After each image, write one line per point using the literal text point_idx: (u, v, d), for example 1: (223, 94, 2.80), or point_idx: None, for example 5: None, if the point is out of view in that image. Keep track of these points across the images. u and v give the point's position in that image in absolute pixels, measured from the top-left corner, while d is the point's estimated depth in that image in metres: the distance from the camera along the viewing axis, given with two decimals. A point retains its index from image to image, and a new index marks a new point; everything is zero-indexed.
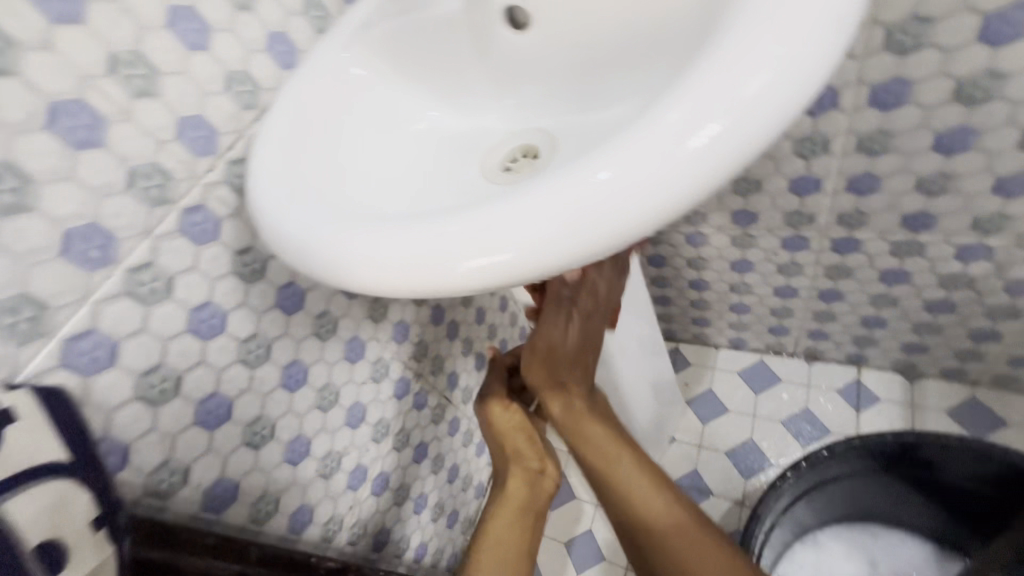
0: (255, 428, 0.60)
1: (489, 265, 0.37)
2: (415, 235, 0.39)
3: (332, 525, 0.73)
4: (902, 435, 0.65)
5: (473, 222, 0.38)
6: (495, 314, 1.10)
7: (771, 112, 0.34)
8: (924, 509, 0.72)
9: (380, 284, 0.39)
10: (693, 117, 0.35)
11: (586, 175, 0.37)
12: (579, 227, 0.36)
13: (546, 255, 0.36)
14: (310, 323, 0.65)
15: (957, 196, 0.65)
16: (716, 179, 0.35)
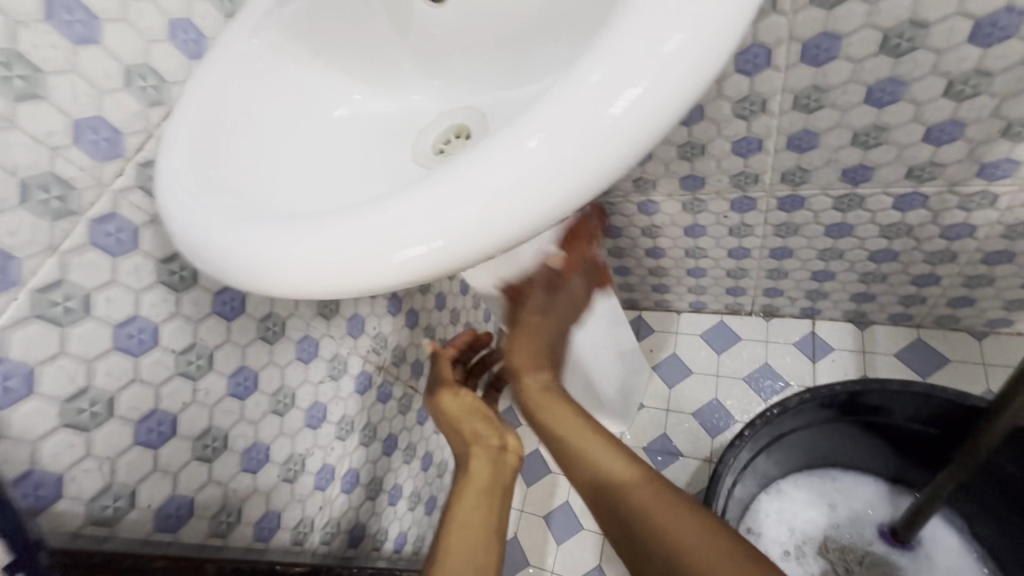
0: (206, 441, 0.58)
1: (424, 256, 0.35)
2: (337, 230, 0.37)
3: (303, 528, 0.72)
4: (851, 385, 0.67)
5: (402, 211, 0.36)
6: (457, 298, 1.09)
7: (690, 70, 0.34)
8: (874, 450, 0.75)
9: (307, 287, 0.37)
10: (613, 82, 0.34)
11: (512, 150, 0.35)
12: (511, 210, 0.35)
13: (481, 241, 0.35)
14: (255, 327, 0.62)
15: (892, 147, 0.66)
16: (642, 146, 0.35)
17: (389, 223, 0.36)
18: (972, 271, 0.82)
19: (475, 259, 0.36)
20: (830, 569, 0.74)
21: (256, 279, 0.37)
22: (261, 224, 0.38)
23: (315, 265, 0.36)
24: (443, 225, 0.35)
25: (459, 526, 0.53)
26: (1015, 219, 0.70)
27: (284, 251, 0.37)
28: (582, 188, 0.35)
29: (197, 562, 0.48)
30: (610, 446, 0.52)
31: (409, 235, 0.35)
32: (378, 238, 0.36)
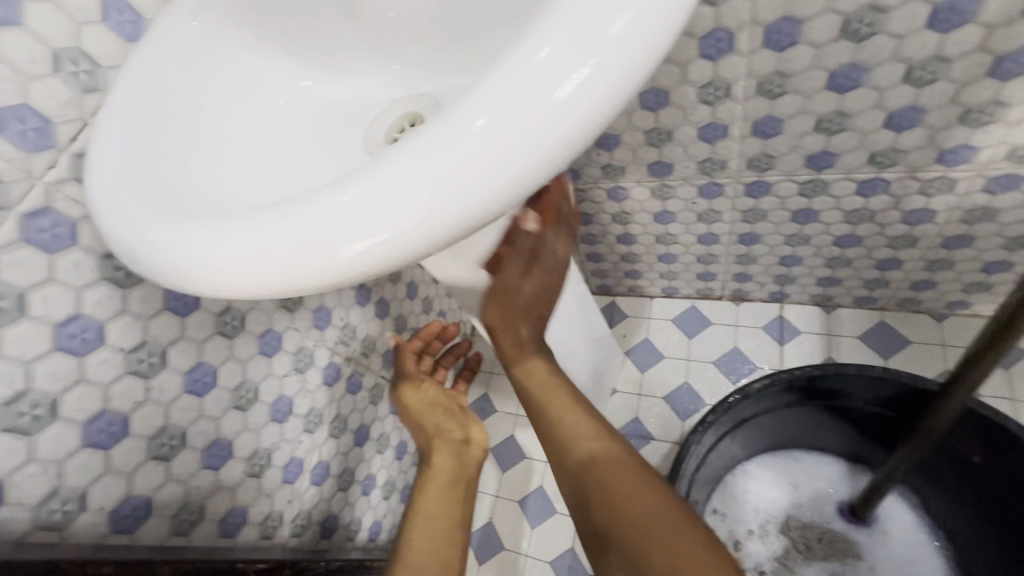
0: (162, 440, 0.56)
1: (371, 247, 0.34)
2: (278, 224, 0.35)
3: (271, 522, 0.72)
4: (810, 370, 0.68)
5: (345, 201, 0.35)
6: (429, 286, 1.08)
7: (636, 52, 0.33)
8: (834, 431, 0.77)
9: (248, 285, 0.35)
10: (558, 64, 0.33)
11: (456, 136, 0.34)
12: (459, 198, 0.34)
13: (429, 231, 0.34)
14: (212, 322, 0.61)
15: (854, 133, 0.66)
16: (589, 129, 0.34)
17: (332, 215, 0.35)
18: (933, 255, 0.83)
19: (424, 250, 0.35)
20: (791, 546, 0.77)
21: (194, 279, 0.36)
22: (197, 222, 0.37)
23: (255, 261, 0.35)
24: (387, 215, 0.34)
25: (420, 520, 0.53)
26: (973, 204, 0.71)
27: (223, 248, 0.35)
28: (530, 173, 0.34)
29: (151, 564, 0.46)
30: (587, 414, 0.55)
31: (353, 227, 0.34)
32: (320, 231, 0.34)
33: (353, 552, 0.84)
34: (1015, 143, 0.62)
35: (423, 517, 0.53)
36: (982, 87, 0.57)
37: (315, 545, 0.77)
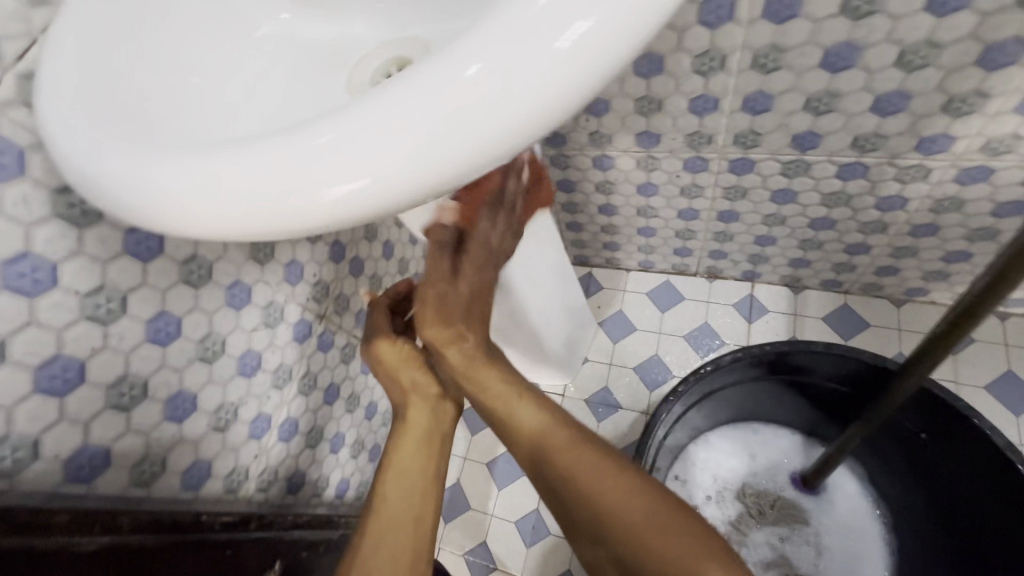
0: (122, 389, 0.54)
1: (355, 194, 0.33)
2: (253, 162, 0.33)
3: (236, 476, 0.70)
4: (779, 345, 0.70)
5: (325, 142, 0.33)
6: (405, 248, 1.06)
7: (643, 7, 0.32)
8: (794, 407, 0.80)
9: (218, 224, 0.33)
10: (559, 13, 0.31)
11: (446, 81, 0.32)
12: (450, 150, 0.32)
13: (416, 183, 0.33)
14: (175, 269, 0.58)
15: (840, 115, 0.66)
16: (587, 86, 0.33)
17: (312, 155, 0.33)
18: (899, 242, 0.86)
19: (410, 199, 0.34)
20: (745, 512, 0.81)
21: (157, 213, 0.33)
22: (162, 153, 0.34)
23: (226, 199, 0.33)
24: (371, 160, 0.32)
25: (394, 483, 0.51)
26: (944, 193, 0.73)
27: (189, 182, 0.33)
28: (523, 128, 0.33)
29: (113, 513, 0.44)
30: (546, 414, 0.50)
31: (334, 169, 0.32)
32: (299, 173, 0.32)
33: (319, 508, 0.84)
34: (990, 135, 0.63)
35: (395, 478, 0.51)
36: (968, 76, 0.58)
37: (281, 500, 0.77)
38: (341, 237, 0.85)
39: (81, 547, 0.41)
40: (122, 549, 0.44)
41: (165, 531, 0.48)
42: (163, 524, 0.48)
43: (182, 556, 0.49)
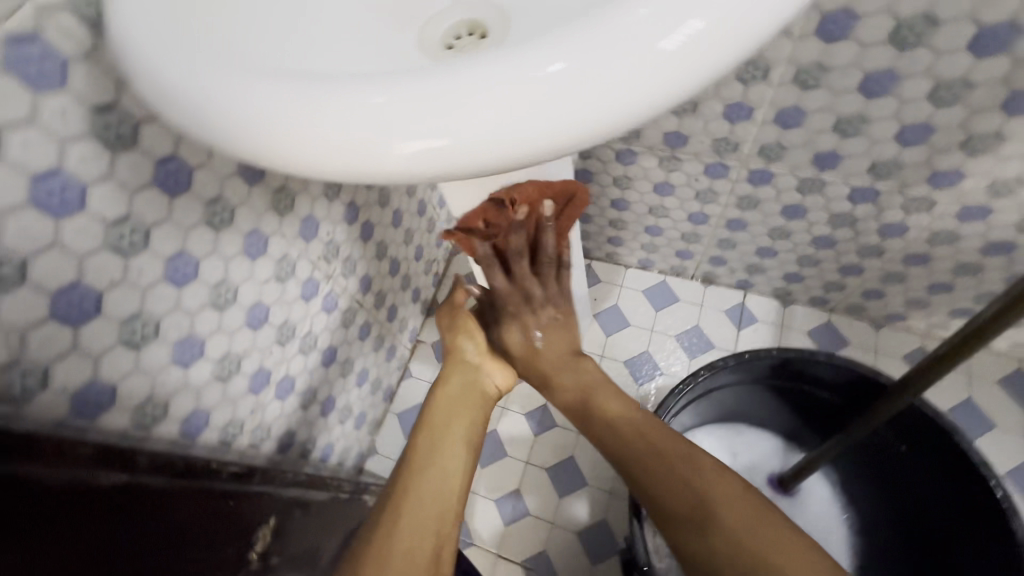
0: (135, 326, 0.51)
1: (433, 151, 0.32)
2: (328, 97, 0.32)
3: (232, 429, 0.69)
4: (785, 351, 0.73)
5: (405, 93, 0.32)
6: (412, 218, 1.04)
7: (738, 29, 0.32)
8: (783, 411, 0.84)
9: (288, 155, 0.33)
10: (670, 12, 0.32)
11: (537, 60, 0.31)
12: (537, 125, 0.32)
13: (496, 153, 0.33)
14: (199, 209, 0.55)
15: (865, 139, 0.69)
16: (669, 94, 0.33)
17: (393, 101, 0.32)
18: (890, 269, 0.91)
19: (477, 166, 0.34)
20: None
21: (226, 133, 0.33)
22: (234, 70, 0.33)
23: (297, 129, 0.32)
24: (456, 120, 0.32)
25: (433, 433, 0.51)
26: (942, 226, 0.78)
27: (263, 106, 0.32)
28: (613, 117, 0.33)
29: (130, 451, 0.44)
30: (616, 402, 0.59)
31: (417, 122, 0.32)
32: (375, 117, 0.32)
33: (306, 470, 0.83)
34: (996, 177, 0.68)
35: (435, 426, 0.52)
36: (990, 117, 0.61)
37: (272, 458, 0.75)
38: (356, 199, 0.83)
39: (105, 480, 0.41)
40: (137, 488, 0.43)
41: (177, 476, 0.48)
42: (177, 469, 0.49)
43: (191, 505, 0.49)
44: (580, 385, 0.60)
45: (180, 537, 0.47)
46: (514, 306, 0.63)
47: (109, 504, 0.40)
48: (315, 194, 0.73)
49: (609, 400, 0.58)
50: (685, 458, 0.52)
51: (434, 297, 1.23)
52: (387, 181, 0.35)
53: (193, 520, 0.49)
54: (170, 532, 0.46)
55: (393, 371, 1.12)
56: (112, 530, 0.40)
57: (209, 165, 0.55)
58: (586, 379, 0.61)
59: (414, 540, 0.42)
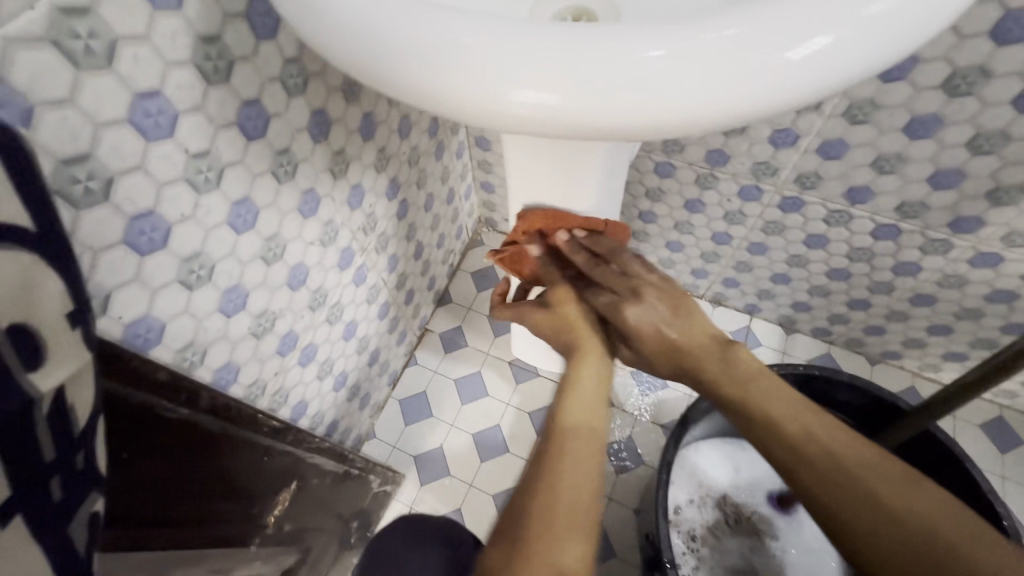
0: (193, 266, 0.50)
1: (529, 108, 0.33)
2: (422, 16, 0.32)
3: (255, 389, 0.67)
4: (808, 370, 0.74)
5: (492, 34, 0.32)
6: (441, 204, 1.04)
7: (825, 68, 0.32)
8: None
9: (371, 63, 0.34)
10: (770, 30, 0.31)
11: (630, 40, 0.31)
12: (637, 104, 0.32)
13: (589, 122, 0.33)
14: (268, 158, 0.55)
15: (899, 178, 0.73)
16: (739, 108, 0.33)
17: (478, 37, 0.32)
18: (897, 306, 0.96)
19: (537, 125, 0.34)
20: (721, 518, 0.86)
21: (327, 37, 0.34)
22: None
23: (382, 41, 0.33)
24: (536, 73, 0.31)
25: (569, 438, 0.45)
26: (954, 269, 0.83)
27: (364, 17, 0.33)
28: (712, 111, 0.33)
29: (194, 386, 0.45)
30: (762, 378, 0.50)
31: (504, 67, 0.32)
32: (455, 48, 0.32)
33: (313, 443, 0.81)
34: (1013, 228, 0.73)
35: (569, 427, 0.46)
36: (1019, 170, 0.66)
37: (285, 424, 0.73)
38: (399, 175, 0.83)
39: (165, 414, 0.42)
40: (191, 426, 0.45)
41: (227, 422, 0.49)
42: (229, 414, 0.50)
43: (231, 452, 0.50)
44: (711, 359, 0.52)
45: (218, 483, 0.49)
46: (616, 307, 0.54)
47: (164, 442, 0.42)
48: (366, 163, 0.73)
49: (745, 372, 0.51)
50: (840, 438, 0.46)
51: (446, 288, 1.22)
52: (475, 121, 0.35)
53: (231, 468, 0.51)
54: (211, 475, 0.48)
55: (400, 356, 1.11)
56: (167, 469, 0.42)
57: (284, 115, 0.54)
58: (717, 349, 0.52)
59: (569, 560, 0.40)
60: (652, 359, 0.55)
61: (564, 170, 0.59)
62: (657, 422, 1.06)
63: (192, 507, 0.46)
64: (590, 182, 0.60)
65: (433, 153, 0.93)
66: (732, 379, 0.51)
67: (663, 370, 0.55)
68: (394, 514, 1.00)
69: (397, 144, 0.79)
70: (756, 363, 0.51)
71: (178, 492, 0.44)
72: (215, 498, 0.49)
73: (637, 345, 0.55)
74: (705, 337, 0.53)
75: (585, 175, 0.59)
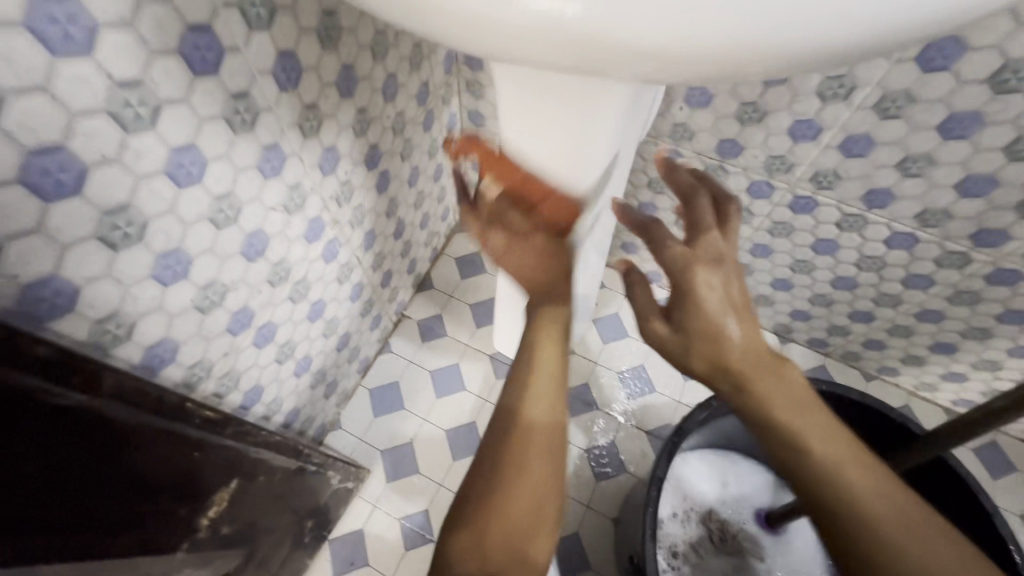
0: (117, 220, 0.42)
1: (532, 19, 0.25)
2: None
3: (199, 370, 0.58)
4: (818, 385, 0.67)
5: None
6: (427, 180, 0.96)
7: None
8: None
9: None
10: None
11: None
12: (669, 20, 0.25)
13: (605, 41, 0.26)
14: (221, 101, 0.46)
15: (924, 182, 0.68)
16: (796, 38, 0.26)
17: None
18: (901, 321, 0.91)
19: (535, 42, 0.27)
20: (706, 536, 0.81)
21: None
22: None
23: None
24: None
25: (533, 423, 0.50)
26: (968, 285, 0.78)
27: None
28: (761, 39, 0.26)
29: (98, 366, 0.37)
30: (806, 405, 0.44)
31: None
32: None
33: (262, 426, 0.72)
34: None
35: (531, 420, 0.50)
36: None
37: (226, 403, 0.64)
38: (380, 143, 0.75)
39: (59, 402, 0.34)
40: (98, 416, 0.37)
41: (148, 412, 0.41)
42: (148, 403, 0.42)
43: (156, 448, 0.42)
44: (764, 375, 0.44)
45: (138, 483, 0.41)
46: (688, 264, 0.46)
47: (60, 436, 0.34)
48: (343, 124, 0.64)
49: (795, 393, 0.45)
50: (869, 480, 0.42)
51: (427, 272, 1.14)
52: (463, 37, 0.28)
53: (157, 466, 0.43)
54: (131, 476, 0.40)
55: (372, 342, 1.03)
56: (72, 467, 0.35)
57: (243, 52, 0.46)
58: (771, 365, 0.45)
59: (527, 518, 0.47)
60: (693, 349, 0.45)
61: (576, 109, 0.48)
62: (642, 428, 1.00)
63: (101, 509, 0.38)
64: (607, 122, 0.49)
65: (421, 123, 0.84)
66: (788, 401, 0.44)
67: (696, 366, 0.46)
68: (356, 512, 0.92)
69: (380, 107, 0.71)
70: (808, 391, 0.45)
71: (83, 493, 0.36)
72: (133, 500, 0.41)
73: (686, 322, 0.45)
74: (762, 348, 0.45)
75: (600, 113, 0.48)
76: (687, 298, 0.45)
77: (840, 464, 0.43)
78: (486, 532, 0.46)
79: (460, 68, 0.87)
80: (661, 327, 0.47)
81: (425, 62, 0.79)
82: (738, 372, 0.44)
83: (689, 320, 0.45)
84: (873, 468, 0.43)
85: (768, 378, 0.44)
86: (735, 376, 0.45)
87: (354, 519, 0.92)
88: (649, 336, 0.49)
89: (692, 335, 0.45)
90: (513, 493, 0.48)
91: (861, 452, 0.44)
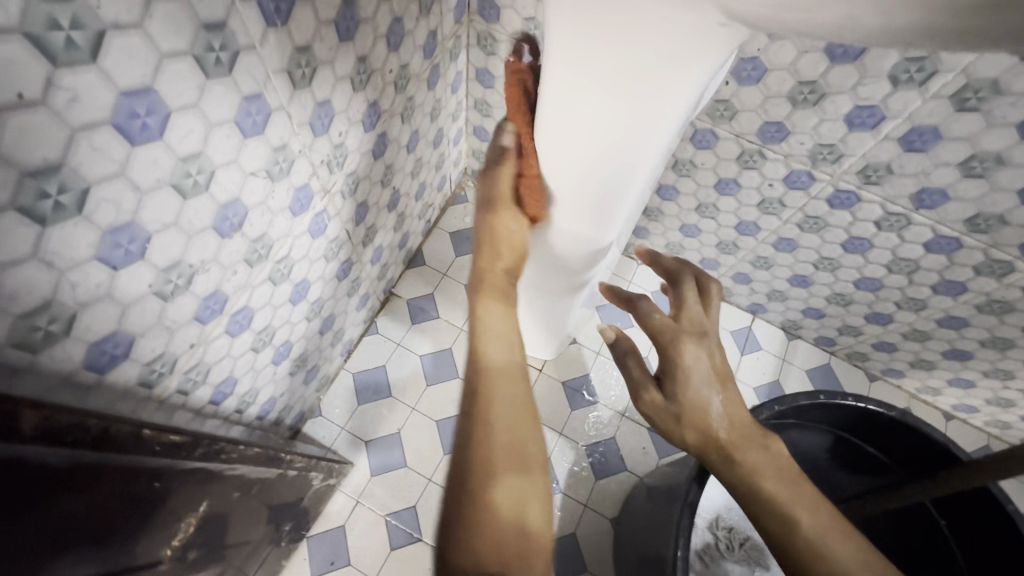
0: (46, 185, 0.32)
1: None
2: None
3: (159, 366, 0.49)
4: (862, 402, 0.61)
5: None
6: (427, 145, 0.85)
7: None
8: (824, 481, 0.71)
9: None
10: None
11: None
12: None
13: None
14: (189, 33, 0.35)
15: (985, 184, 0.62)
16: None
17: None
18: (919, 326, 0.87)
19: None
20: (712, 544, 0.77)
21: None
22: None
23: None
24: None
25: (486, 394, 0.49)
26: (1002, 295, 0.73)
27: None
28: None
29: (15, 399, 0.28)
30: (786, 479, 0.46)
31: None
32: None
33: (215, 419, 0.60)
34: None
35: (491, 459, 0.47)
36: None
37: (177, 394, 0.53)
38: (381, 99, 0.64)
39: None
40: (11, 468, 0.27)
41: (85, 448, 0.32)
42: (87, 437, 0.33)
43: (96, 489, 0.33)
44: (750, 445, 0.47)
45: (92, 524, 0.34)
46: (676, 337, 0.49)
47: None
48: (341, 74, 0.53)
49: (784, 464, 0.47)
50: (849, 552, 0.42)
51: (418, 248, 1.04)
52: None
53: (94, 509, 0.34)
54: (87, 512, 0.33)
55: (358, 322, 0.93)
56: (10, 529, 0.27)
57: None
58: (757, 437, 0.48)
59: (517, 495, 0.46)
60: (683, 421, 0.48)
61: (643, 89, 0.39)
62: (644, 425, 0.94)
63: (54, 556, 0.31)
64: (675, 114, 0.41)
65: (425, 79, 0.73)
66: (773, 471, 0.46)
67: (687, 436, 0.48)
68: (337, 508, 0.85)
69: (383, 57, 0.60)
70: (792, 463, 0.47)
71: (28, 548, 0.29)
72: (61, 556, 0.32)
73: (677, 392, 0.48)
74: (748, 419, 0.49)
75: (674, 94, 0.39)
76: (675, 367, 0.49)
77: (826, 534, 0.43)
78: (486, 526, 0.44)
79: (472, 17, 0.75)
80: (653, 395, 0.49)
81: (436, 6, 0.67)
82: (724, 442, 0.47)
83: (679, 389, 0.48)
84: (856, 545, 0.43)
85: (751, 448, 0.47)
86: (716, 447, 0.47)
87: (333, 515, 0.85)
88: (643, 406, 0.51)
89: (683, 404, 0.48)
90: (489, 519, 0.44)
91: (852, 529, 0.44)
